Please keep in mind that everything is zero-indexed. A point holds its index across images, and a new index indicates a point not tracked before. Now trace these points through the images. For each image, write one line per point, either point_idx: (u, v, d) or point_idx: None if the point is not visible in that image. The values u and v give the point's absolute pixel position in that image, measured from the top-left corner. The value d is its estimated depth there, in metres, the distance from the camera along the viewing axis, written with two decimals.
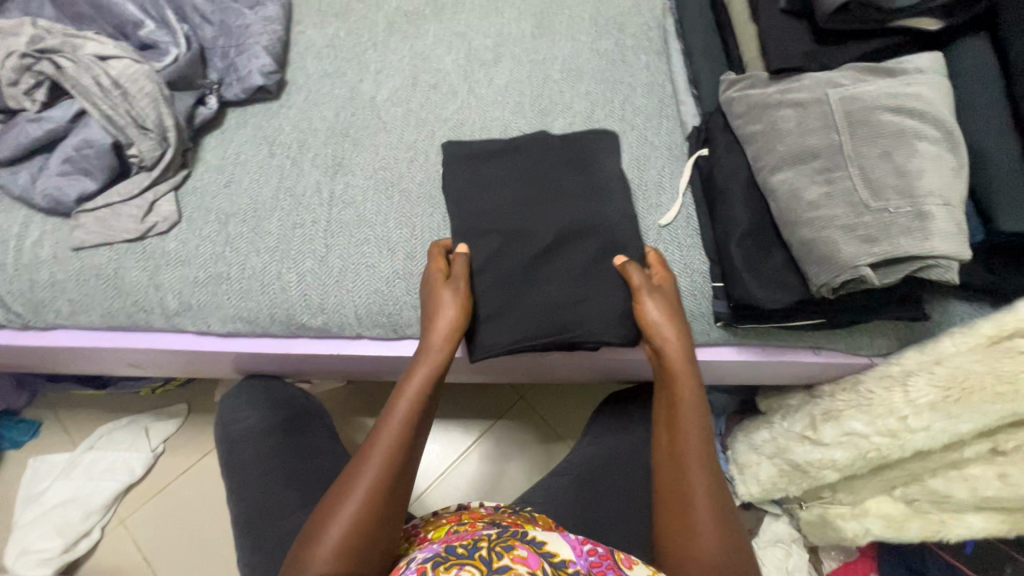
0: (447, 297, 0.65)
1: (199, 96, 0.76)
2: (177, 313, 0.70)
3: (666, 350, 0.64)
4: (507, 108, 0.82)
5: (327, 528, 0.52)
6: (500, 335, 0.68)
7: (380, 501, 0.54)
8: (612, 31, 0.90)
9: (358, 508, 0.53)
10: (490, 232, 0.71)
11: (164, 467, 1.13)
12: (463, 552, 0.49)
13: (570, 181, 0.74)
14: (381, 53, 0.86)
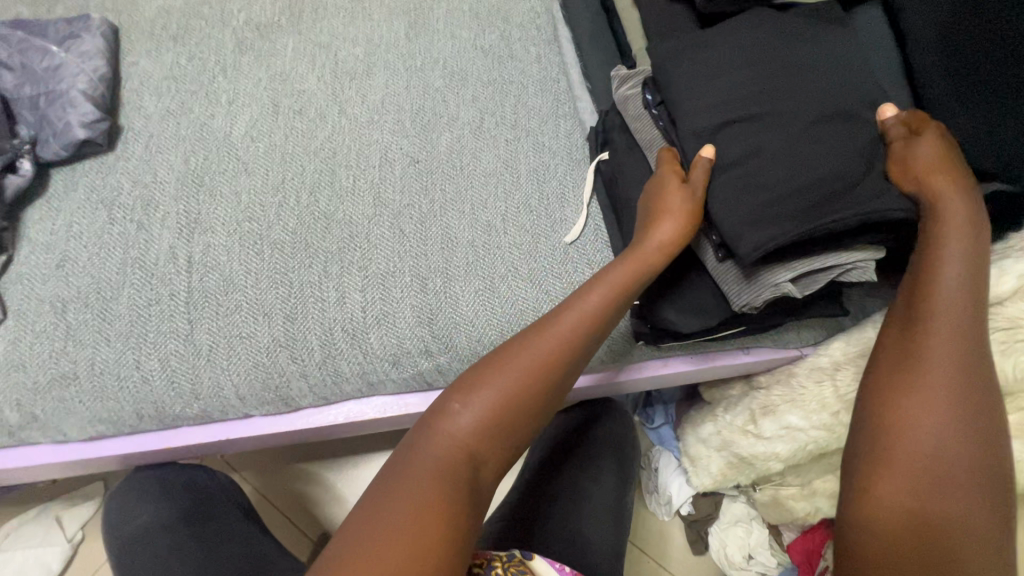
0: (673, 201, 0.56)
1: (7, 162, 0.63)
2: (22, 425, 0.60)
3: (945, 229, 0.50)
4: (386, 127, 0.73)
5: (452, 433, 0.50)
6: (767, 229, 0.51)
7: (504, 425, 0.51)
8: (496, 23, 0.81)
9: (479, 426, 0.50)
10: (734, 122, 0.56)
11: (88, 555, 1.04)
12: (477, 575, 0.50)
13: (762, 57, 0.57)
14: (233, 78, 0.74)
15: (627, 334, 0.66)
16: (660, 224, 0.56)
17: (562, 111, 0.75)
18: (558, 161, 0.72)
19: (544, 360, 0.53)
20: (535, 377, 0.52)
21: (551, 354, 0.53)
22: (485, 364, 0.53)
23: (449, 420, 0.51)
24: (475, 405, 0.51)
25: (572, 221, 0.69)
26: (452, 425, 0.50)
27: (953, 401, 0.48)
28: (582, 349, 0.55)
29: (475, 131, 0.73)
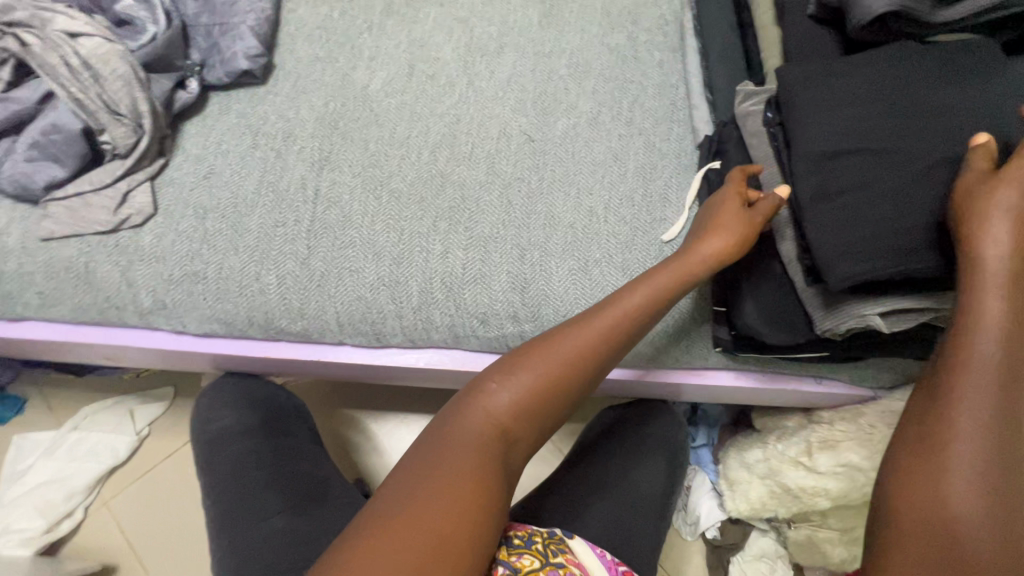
0: (730, 220, 0.57)
1: (179, 79, 0.71)
2: (152, 310, 0.67)
3: (987, 294, 0.47)
4: (508, 104, 0.77)
5: (485, 411, 0.53)
6: (867, 260, 0.52)
7: (535, 408, 0.54)
8: (625, 24, 0.84)
9: (511, 406, 0.53)
10: (850, 150, 0.55)
11: (150, 450, 1.12)
12: (520, 542, 0.55)
13: (892, 87, 0.56)
14: (377, 38, 0.80)
15: (706, 337, 0.68)
16: (713, 239, 0.57)
17: (676, 117, 0.78)
18: (665, 163, 0.75)
19: (581, 353, 0.55)
20: (570, 367, 0.55)
21: (589, 348, 0.56)
22: (517, 354, 0.56)
23: (483, 399, 0.54)
24: (509, 388, 0.54)
25: (672, 221, 0.71)
26: (488, 403, 0.53)
27: (982, 477, 0.45)
28: (619, 349, 0.57)
29: (591, 122, 0.76)
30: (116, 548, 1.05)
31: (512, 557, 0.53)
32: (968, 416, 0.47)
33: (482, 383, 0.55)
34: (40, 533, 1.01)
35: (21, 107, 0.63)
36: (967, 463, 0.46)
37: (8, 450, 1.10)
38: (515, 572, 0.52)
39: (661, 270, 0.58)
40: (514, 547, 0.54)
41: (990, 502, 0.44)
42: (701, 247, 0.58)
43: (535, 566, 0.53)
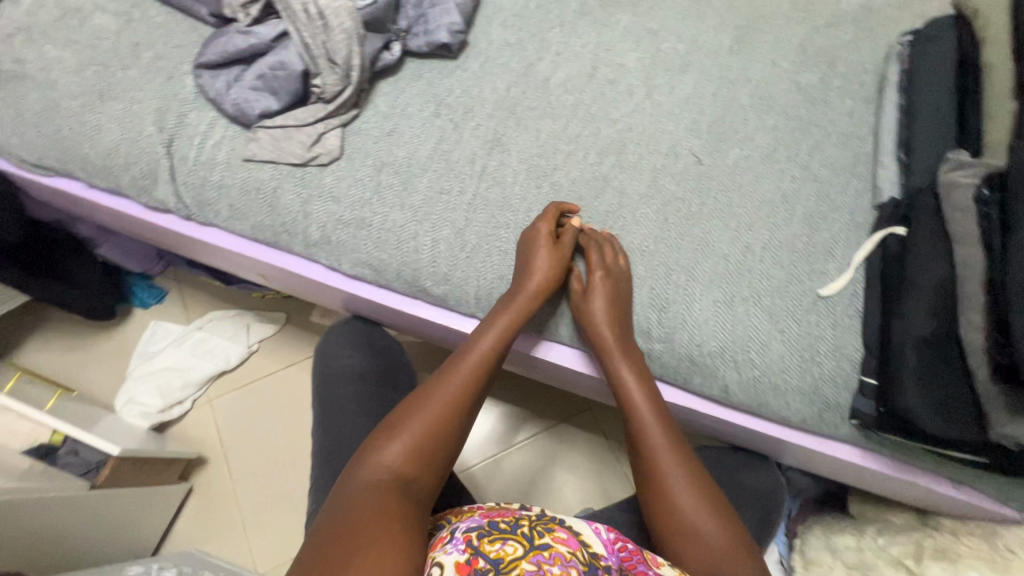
0: (613, 271, 0.66)
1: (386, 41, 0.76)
2: (316, 244, 0.72)
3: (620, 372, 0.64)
4: (682, 123, 0.76)
5: (378, 470, 0.55)
6: None
7: (427, 450, 0.58)
8: (819, 65, 0.80)
9: (401, 456, 0.56)
10: None
11: (256, 365, 1.23)
12: (506, 527, 0.51)
13: None
14: (566, 34, 0.81)
15: (843, 406, 0.64)
16: (595, 304, 0.65)
17: (857, 171, 0.73)
18: (836, 216, 0.71)
19: (455, 396, 0.61)
20: (446, 409, 0.60)
21: (467, 391, 0.62)
22: (414, 401, 0.61)
23: (375, 458, 0.56)
24: (395, 441, 0.57)
25: (833, 276, 0.68)
26: (376, 460, 0.56)
27: (717, 513, 0.58)
28: (486, 378, 0.64)
29: (765, 158, 0.74)
30: (210, 443, 1.16)
31: (491, 548, 0.49)
32: (675, 478, 0.60)
33: (371, 446, 0.58)
34: (156, 411, 1.13)
35: (260, 42, 0.72)
36: (700, 515, 0.58)
37: (143, 332, 1.24)
38: (497, 563, 0.47)
39: (506, 312, 0.65)
40: (497, 534, 0.50)
41: (723, 531, 0.57)
42: (596, 308, 0.65)
43: (517, 554, 0.48)
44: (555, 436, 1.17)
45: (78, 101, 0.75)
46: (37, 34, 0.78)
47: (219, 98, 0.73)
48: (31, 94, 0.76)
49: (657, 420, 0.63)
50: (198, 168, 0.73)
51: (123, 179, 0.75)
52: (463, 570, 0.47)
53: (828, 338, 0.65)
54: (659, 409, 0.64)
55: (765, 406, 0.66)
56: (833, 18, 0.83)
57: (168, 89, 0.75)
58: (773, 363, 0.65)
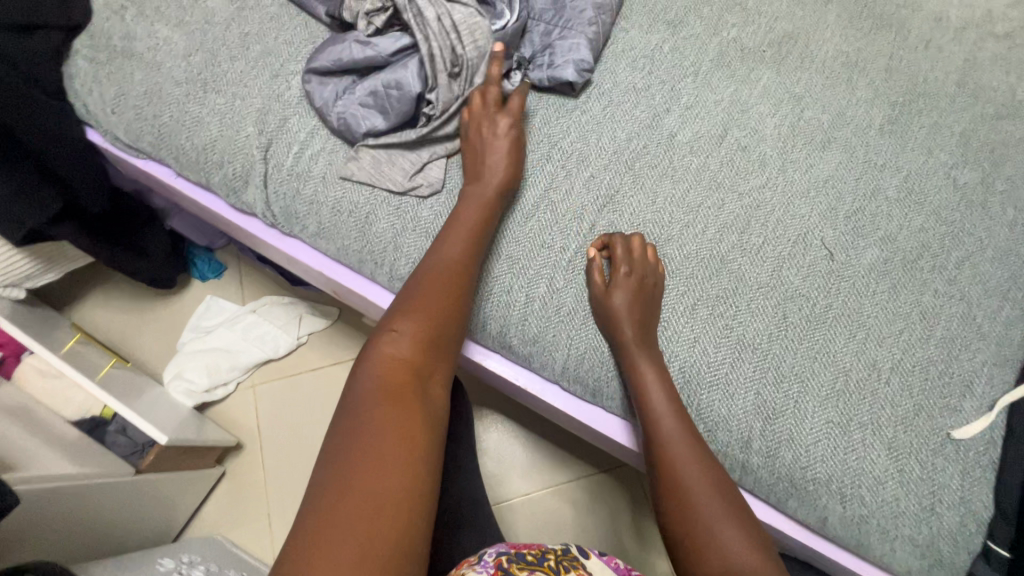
0: (630, 258, 0.63)
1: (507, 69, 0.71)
2: (402, 279, 0.68)
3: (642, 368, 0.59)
4: (817, 208, 0.68)
5: (386, 358, 0.51)
6: None
7: (428, 347, 0.53)
8: (982, 163, 0.71)
9: (406, 351, 0.52)
10: None
11: (303, 358, 1.21)
12: (532, 557, 0.50)
13: None
14: (700, 86, 0.74)
15: (960, 569, 0.56)
16: (618, 298, 0.61)
17: (1012, 296, 0.65)
18: (981, 345, 0.63)
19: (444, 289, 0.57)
20: (443, 301, 0.57)
21: (452, 284, 0.58)
22: (407, 299, 0.56)
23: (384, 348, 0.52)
24: (406, 332, 0.53)
25: (968, 416, 0.60)
26: (384, 351, 0.51)
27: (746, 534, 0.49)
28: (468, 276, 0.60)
29: (907, 264, 0.66)
30: (248, 431, 1.15)
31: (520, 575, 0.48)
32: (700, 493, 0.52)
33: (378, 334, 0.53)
34: (201, 391, 1.13)
35: (377, 55, 0.68)
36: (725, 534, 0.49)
37: (198, 306, 1.23)
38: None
39: (469, 200, 0.64)
40: (523, 561, 0.49)
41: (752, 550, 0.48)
42: (618, 299, 0.61)
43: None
44: (592, 489, 1.11)
45: (181, 88, 0.72)
46: (150, 10, 0.76)
47: (324, 108, 0.69)
48: (135, 73, 0.73)
49: (670, 414, 0.58)
50: (292, 179, 0.70)
51: (214, 176, 0.72)
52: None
53: (955, 488, 0.57)
54: (681, 415, 0.58)
55: (867, 549, 0.59)
56: (1004, 110, 0.74)
57: (273, 89, 0.72)
58: (886, 504, 0.58)
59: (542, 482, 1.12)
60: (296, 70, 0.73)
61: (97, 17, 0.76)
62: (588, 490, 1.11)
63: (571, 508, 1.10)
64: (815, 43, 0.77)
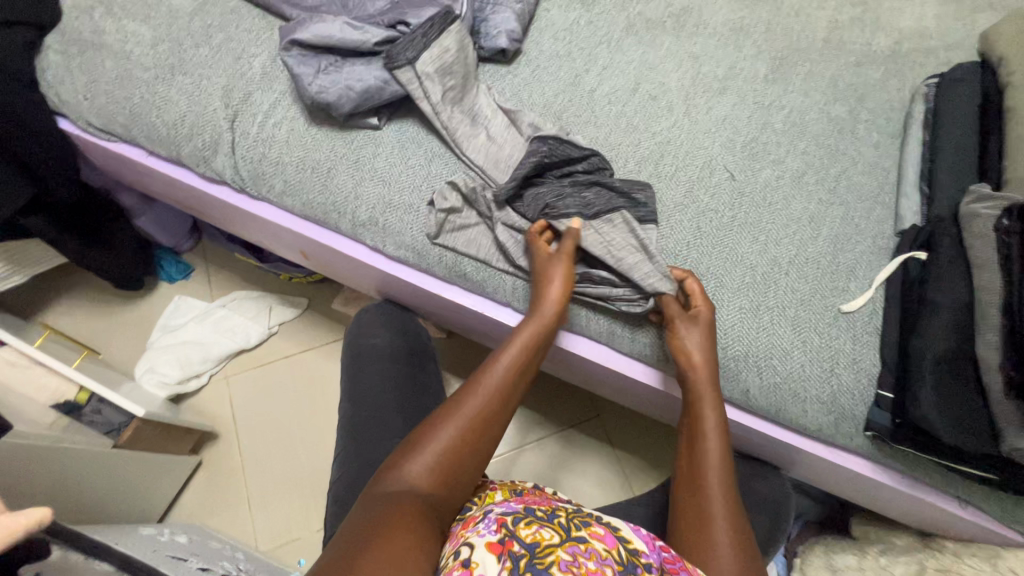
0: (704, 318, 0.66)
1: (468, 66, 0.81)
2: (364, 224, 0.76)
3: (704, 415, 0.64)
4: (718, 140, 0.80)
5: (399, 490, 0.51)
6: None
7: (454, 468, 0.55)
8: (849, 98, 0.85)
9: (432, 466, 0.54)
10: None
11: (274, 347, 1.24)
12: (543, 515, 0.49)
13: None
14: (613, 51, 0.86)
15: (859, 418, 0.66)
16: (700, 376, 0.65)
17: (881, 199, 0.77)
18: (860, 239, 0.74)
19: (495, 391, 0.60)
20: (480, 411, 0.58)
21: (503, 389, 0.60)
22: (444, 411, 0.58)
23: (400, 475, 0.53)
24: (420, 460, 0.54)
25: (854, 294, 0.71)
26: (400, 479, 0.52)
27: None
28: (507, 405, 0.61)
29: (794, 180, 0.78)
30: (223, 419, 1.17)
31: (526, 533, 0.46)
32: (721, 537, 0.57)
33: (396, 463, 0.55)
34: (174, 382, 1.15)
35: (360, 36, 0.74)
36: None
37: (167, 305, 1.26)
38: (531, 548, 0.44)
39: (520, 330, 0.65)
40: (531, 520, 0.47)
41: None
42: (693, 355, 0.64)
43: (553, 542, 0.45)
44: (564, 440, 1.11)
45: (150, 73, 0.80)
46: (118, 9, 0.84)
47: (296, 68, 0.75)
48: (107, 62, 0.81)
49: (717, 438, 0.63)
50: (258, 145, 0.77)
51: (184, 148, 0.79)
52: (495, 550, 0.44)
53: (847, 351, 0.68)
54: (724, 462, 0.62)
55: (782, 411, 0.68)
56: (865, 57, 0.88)
57: (236, 69, 0.80)
58: (794, 370, 0.68)
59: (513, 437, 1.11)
60: (256, 52, 0.81)
61: (67, 17, 0.84)
62: (561, 441, 1.11)
63: (546, 460, 1.09)
64: (706, 13, 0.91)
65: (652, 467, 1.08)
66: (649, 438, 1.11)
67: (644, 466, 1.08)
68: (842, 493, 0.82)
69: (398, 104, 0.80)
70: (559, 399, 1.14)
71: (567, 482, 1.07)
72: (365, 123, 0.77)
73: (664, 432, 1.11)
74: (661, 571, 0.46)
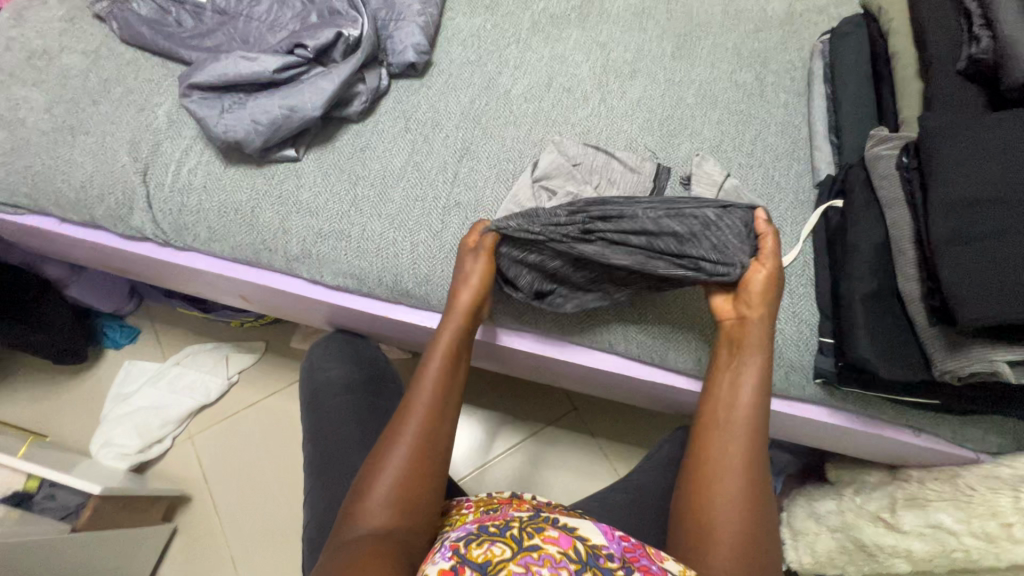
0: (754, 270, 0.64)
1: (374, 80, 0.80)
2: (298, 258, 0.74)
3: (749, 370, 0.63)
4: (636, 122, 0.82)
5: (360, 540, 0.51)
6: (1000, 306, 0.51)
7: (412, 493, 0.54)
8: (754, 64, 0.87)
9: (391, 497, 0.54)
10: (994, 201, 0.55)
11: (236, 396, 1.20)
12: (495, 528, 0.47)
13: None
14: (522, 50, 0.87)
15: (807, 368, 0.68)
16: (753, 318, 0.63)
17: (797, 155, 0.80)
18: (782, 196, 0.77)
19: (427, 409, 0.59)
20: (428, 424, 0.58)
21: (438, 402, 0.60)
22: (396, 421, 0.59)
23: (360, 519, 0.53)
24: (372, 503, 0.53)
25: (784, 250, 0.73)
26: (358, 531, 0.52)
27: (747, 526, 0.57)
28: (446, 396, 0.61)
29: (713, 149, 0.80)
30: (192, 480, 1.13)
31: (478, 553, 0.45)
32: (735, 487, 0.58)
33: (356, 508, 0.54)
34: (135, 452, 1.10)
35: (260, 70, 0.74)
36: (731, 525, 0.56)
37: (116, 373, 1.20)
38: (482, 569, 0.43)
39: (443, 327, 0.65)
40: (482, 539, 0.46)
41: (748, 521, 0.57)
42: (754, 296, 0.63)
43: (505, 556, 0.44)
44: (545, 439, 1.11)
45: (49, 137, 0.77)
46: (5, 77, 0.81)
47: (200, 111, 0.74)
48: (1, 133, 0.78)
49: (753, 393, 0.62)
50: (174, 195, 0.75)
51: (98, 210, 0.76)
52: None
53: (786, 306, 0.70)
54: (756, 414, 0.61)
55: None
56: (763, 22, 0.90)
57: (141, 121, 0.78)
58: None
59: (494, 445, 1.11)
60: (160, 101, 0.79)
61: None
62: (543, 440, 1.11)
63: (528, 461, 1.09)
64: (608, 1, 0.93)
65: (633, 449, 1.09)
66: (626, 422, 1.12)
67: (625, 450, 1.09)
68: (809, 442, 0.84)
69: (313, 132, 0.79)
70: (532, 401, 1.14)
71: (555, 479, 1.07)
72: (282, 156, 0.76)
73: (638, 414, 1.12)
74: (623, 562, 0.46)
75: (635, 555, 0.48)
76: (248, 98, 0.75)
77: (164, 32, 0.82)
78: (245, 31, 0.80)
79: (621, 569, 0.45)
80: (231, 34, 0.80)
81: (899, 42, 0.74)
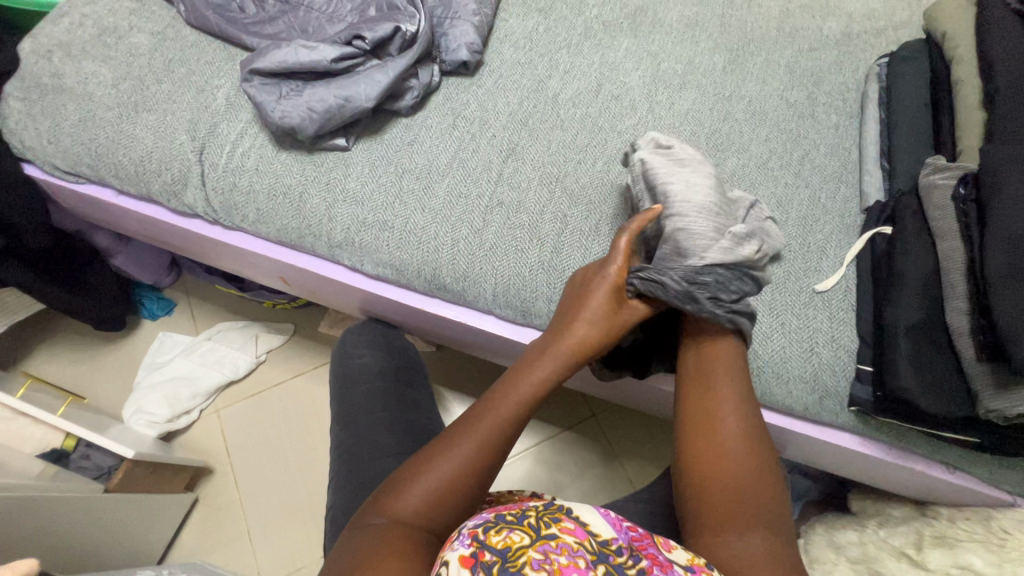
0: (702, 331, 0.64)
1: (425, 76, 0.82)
2: (340, 245, 0.76)
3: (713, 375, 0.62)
4: (682, 134, 0.82)
5: (398, 526, 0.51)
6: None
7: (448, 494, 0.54)
8: (806, 83, 0.86)
9: (430, 490, 0.53)
10: None
11: (262, 375, 1.22)
12: (512, 516, 0.46)
13: None
14: (573, 55, 0.88)
15: (842, 394, 0.67)
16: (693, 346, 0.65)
17: (845, 178, 0.79)
18: (827, 219, 0.76)
19: (491, 428, 0.57)
20: (479, 449, 0.56)
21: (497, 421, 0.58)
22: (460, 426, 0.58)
23: (396, 503, 0.53)
24: (411, 491, 0.54)
25: (827, 273, 0.72)
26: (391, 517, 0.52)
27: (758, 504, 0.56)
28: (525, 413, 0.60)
29: (759, 167, 0.79)
30: (215, 452, 1.16)
31: (498, 539, 0.44)
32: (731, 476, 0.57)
33: (392, 492, 0.54)
34: (164, 421, 1.13)
35: (317, 59, 0.75)
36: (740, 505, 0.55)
37: (151, 342, 1.24)
38: (504, 555, 0.43)
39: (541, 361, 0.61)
40: (501, 525, 0.45)
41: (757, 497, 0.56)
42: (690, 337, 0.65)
43: (524, 543, 0.44)
44: (562, 442, 1.11)
45: (113, 111, 0.80)
46: (76, 51, 0.85)
47: (256, 97, 0.76)
48: (69, 104, 0.81)
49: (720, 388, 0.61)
50: (227, 175, 0.78)
51: (154, 184, 0.79)
52: (468, 564, 0.42)
53: (825, 329, 0.69)
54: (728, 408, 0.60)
55: (769, 394, 0.70)
56: (818, 42, 0.89)
57: (201, 101, 0.80)
58: (775, 353, 0.69)
59: None
60: (219, 84, 0.82)
61: (25, 62, 0.84)
62: (559, 443, 1.11)
63: (544, 463, 1.09)
64: (661, 12, 0.93)
65: (650, 461, 1.09)
66: (645, 434, 1.11)
67: (642, 462, 1.09)
68: (835, 470, 0.83)
69: (363, 124, 0.80)
70: (552, 403, 1.15)
71: (571, 482, 1.07)
72: (333, 144, 0.78)
73: (657, 426, 1.11)
74: (632, 551, 0.47)
75: (643, 546, 0.48)
76: (304, 87, 0.77)
77: (228, 17, 0.84)
78: (305, 20, 0.82)
79: (630, 560, 0.46)
80: (292, 23, 0.83)
81: (963, 71, 0.72)
